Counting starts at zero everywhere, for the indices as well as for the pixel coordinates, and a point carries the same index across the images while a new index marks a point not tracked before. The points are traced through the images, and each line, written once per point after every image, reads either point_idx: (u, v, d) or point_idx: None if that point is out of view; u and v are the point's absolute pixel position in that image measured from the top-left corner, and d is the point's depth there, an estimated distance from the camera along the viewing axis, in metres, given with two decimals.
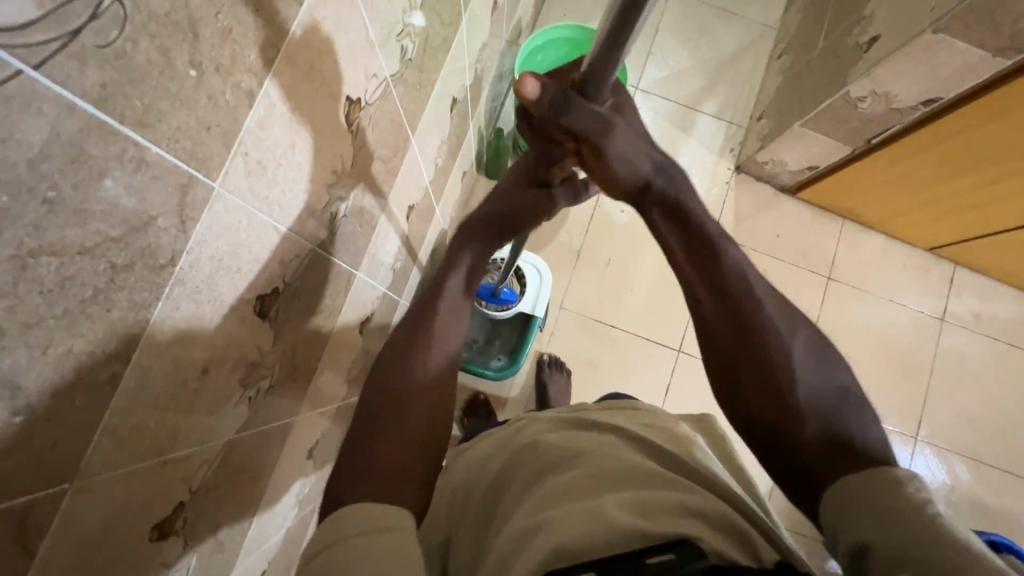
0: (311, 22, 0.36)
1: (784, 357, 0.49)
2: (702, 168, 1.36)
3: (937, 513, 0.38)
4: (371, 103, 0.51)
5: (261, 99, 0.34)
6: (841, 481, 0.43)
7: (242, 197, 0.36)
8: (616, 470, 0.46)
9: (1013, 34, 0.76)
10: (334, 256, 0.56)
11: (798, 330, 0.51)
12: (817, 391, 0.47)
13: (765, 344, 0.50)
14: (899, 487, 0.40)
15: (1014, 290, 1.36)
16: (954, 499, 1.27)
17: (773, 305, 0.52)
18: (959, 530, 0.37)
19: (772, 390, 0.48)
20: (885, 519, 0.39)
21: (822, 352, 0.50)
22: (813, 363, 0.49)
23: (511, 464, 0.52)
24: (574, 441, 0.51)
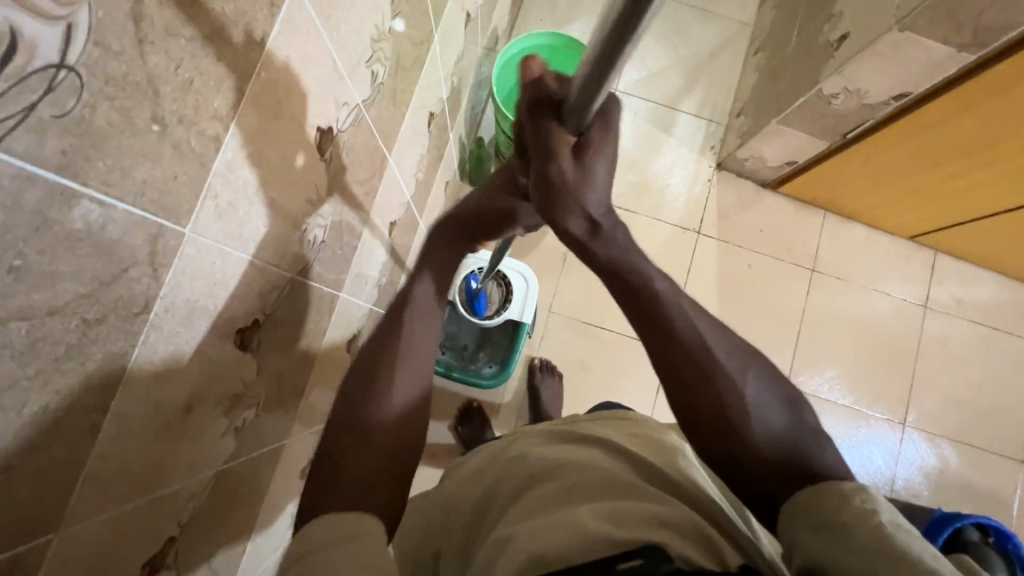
0: (275, 63, 0.37)
1: (738, 399, 0.46)
2: (684, 167, 1.38)
3: (881, 523, 0.37)
4: (344, 130, 0.52)
5: (228, 142, 0.35)
6: (791, 502, 0.42)
7: (215, 239, 0.36)
8: (595, 481, 0.47)
9: (976, 31, 0.78)
10: (315, 281, 0.57)
11: (749, 368, 0.48)
12: (776, 428, 0.45)
13: (715, 384, 0.47)
14: (845, 501, 0.39)
15: (994, 274, 1.38)
16: (943, 482, 1.29)
17: (723, 346, 0.49)
18: (906, 541, 0.36)
19: (726, 427, 0.46)
20: (834, 532, 0.38)
21: (773, 386, 0.48)
22: (766, 401, 0.47)
23: (497, 478, 0.53)
24: (555, 454, 0.52)
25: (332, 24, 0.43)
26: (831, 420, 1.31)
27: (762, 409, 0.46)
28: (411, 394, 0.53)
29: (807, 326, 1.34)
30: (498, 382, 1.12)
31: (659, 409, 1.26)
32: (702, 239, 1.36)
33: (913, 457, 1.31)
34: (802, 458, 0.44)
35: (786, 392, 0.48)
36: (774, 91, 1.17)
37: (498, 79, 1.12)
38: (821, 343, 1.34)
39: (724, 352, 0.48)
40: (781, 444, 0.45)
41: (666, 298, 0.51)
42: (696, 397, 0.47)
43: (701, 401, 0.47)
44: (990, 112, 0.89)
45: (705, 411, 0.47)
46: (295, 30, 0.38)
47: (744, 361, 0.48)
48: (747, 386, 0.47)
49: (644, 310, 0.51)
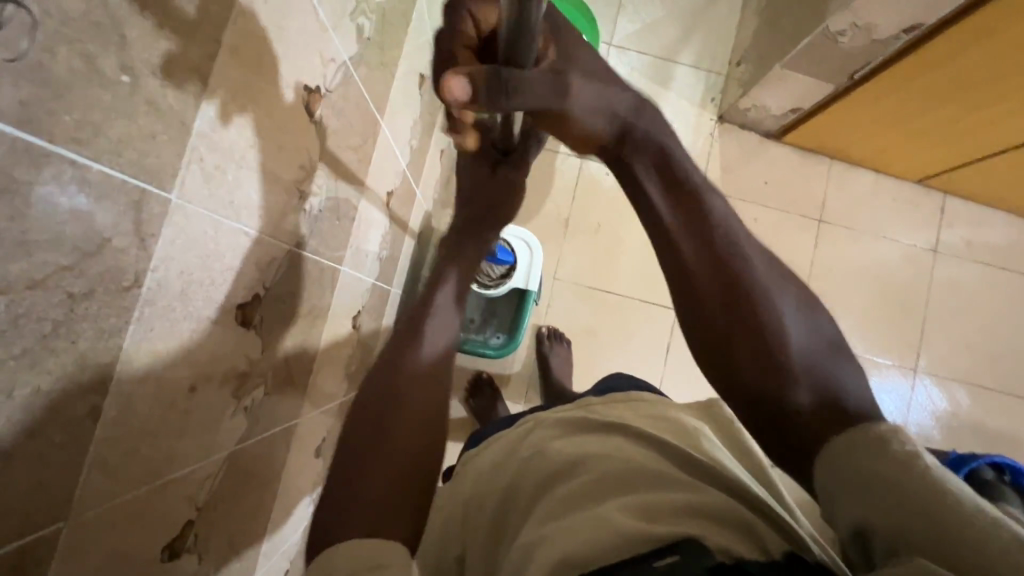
0: (250, 8, 0.34)
1: (774, 318, 0.41)
2: (684, 122, 1.33)
3: (926, 466, 0.33)
4: (332, 90, 0.49)
5: (208, 98, 0.32)
6: (831, 446, 0.37)
7: (203, 206, 0.34)
8: (621, 472, 0.46)
9: None
10: (314, 254, 0.55)
11: (786, 286, 0.43)
12: (809, 345, 0.40)
13: (753, 304, 0.41)
14: (884, 443, 0.35)
15: (1004, 214, 1.35)
16: (955, 425, 1.30)
17: (758, 255, 0.44)
18: (954, 486, 0.32)
19: (763, 353, 0.40)
20: (882, 487, 0.34)
21: (808, 306, 0.43)
22: (805, 320, 0.42)
23: (515, 477, 0.50)
24: (576, 446, 0.50)
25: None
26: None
27: (798, 327, 0.41)
28: (433, 350, 0.55)
29: (815, 279, 1.33)
30: (507, 350, 1.11)
31: (668, 370, 1.25)
32: None
33: (925, 402, 1.31)
34: (834, 385, 0.39)
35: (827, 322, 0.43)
36: (776, 34, 1.12)
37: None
38: (830, 294, 1.33)
39: (760, 265, 0.43)
40: (813, 367, 0.40)
41: (705, 195, 0.45)
42: (733, 321, 0.42)
43: (742, 327, 0.41)
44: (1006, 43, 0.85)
45: (741, 349, 0.41)
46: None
47: (784, 278, 0.43)
48: (785, 307, 0.42)
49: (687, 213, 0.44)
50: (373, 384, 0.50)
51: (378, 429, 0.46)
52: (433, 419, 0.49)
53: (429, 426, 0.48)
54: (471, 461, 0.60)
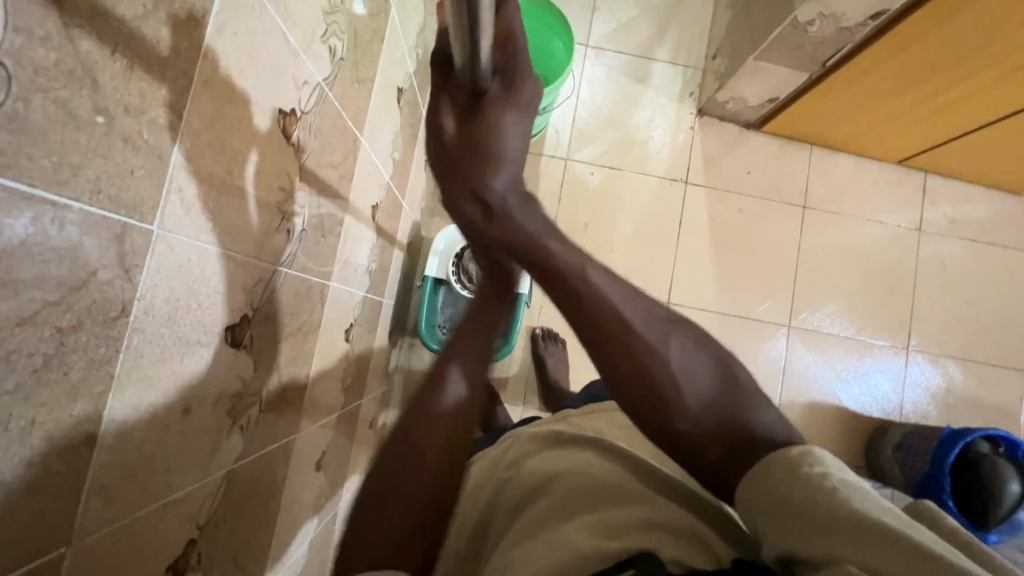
0: (220, 42, 0.35)
1: (664, 372, 0.42)
2: (665, 117, 1.35)
3: (834, 488, 0.35)
4: (308, 112, 0.50)
5: (183, 131, 0.33)
6: (747, 481, 0.39)
7: (185, 234, 0.35)
8: (583, 489, 0.49)
9: None
10: (301, 271, 0.56)
11: (671, 337, 0.43)
12: (701, 394, 0.41)
13: (641, 364, 0.42)
14: (794, 469, 0.37)
15: (986, 189, 1.37)
16: (950, 400, 1.32)
17: (640, 315, 0.43)
18: (862, 504, 0.33)
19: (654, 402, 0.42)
20: (789, 511, 0.36)
21: (698, 349, 0.43)
22: (694, 365, 0.42)
23: (496, 496, 0.55)
24: (547, 465, 0.54)
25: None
26: (837, 353, 1.33)
27: (688, 377, 0.42)
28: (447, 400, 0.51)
29: (803, 265, 1.34)
30: (507, 351, 1.11)
31: None
32: (691, 189, 1.34)
33: (919, 380, 1.32)
34: (734, 428, 0.41)
35: (714, 352, 0.43)
36: (748, 27, 1.14)
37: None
38: (819, 278, 1.34)
39: (641, 321, 0.43)
40: (712, 411, 0.41)
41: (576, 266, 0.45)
42: (622, 385, 0.43)
43: (633, 381, 0.42)
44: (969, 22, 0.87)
45: (636, 396, 0.42)
46: (236, 7, 0.36)
47: (665, 323, 0.43)
48: (670, 359, 0.42)
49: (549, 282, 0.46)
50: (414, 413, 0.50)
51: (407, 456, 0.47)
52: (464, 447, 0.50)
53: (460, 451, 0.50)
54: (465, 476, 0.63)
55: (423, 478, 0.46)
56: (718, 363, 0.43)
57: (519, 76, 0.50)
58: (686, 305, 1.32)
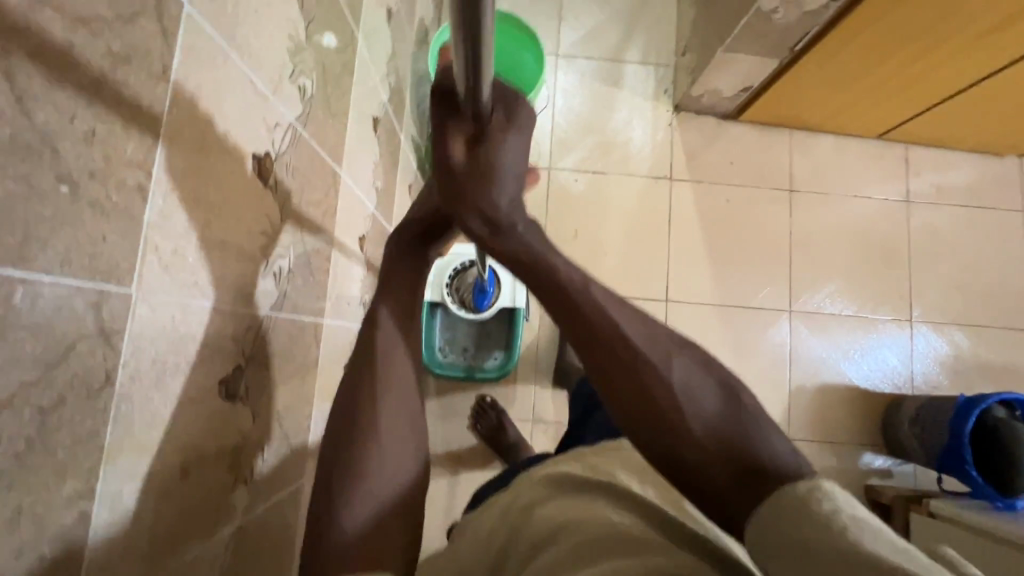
0: (184, 95, 0.35)
1: (666, 391, 0.46)
2: (642, 117, 1.36)
3: (843, 530, 0.35)
4: (284, 153, 0.50)
5: (154, 189, 0.33)
6: (760, 516, 0.40)
7: (167, 293, 0.34)
8: (602, 532, 0.47)
9: None
10: (293, 313, 0.55)
11: (679, 360, 0.47)
12: (710, 416, 0.45)
13: (640, 368, 0.47)
14: (803, 507, 0.38)
15: (967, 154, 1.38)
16: (960, 366, 1.31)
17: (647, 335, 0.48)
18: (869, 546, 0.33)
19: (643, 400, 0.46)
20: (795, 554, 0.36)
21: (709, 377, 0.46)
22: (699, 382, 0.46)
23: (506, 542, 0.53)
24: (562, 511, 0.52)
25: (243, 42, 0.41)
26: (842, 331, 1.32)
27: (692, 396, 0.45)
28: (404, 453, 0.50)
29: (796, 248, 1.34)
30: (512, 364, 1.12)
31: None
32: (676, 185, 1.34)
33: (926, 351, 1.32)
34: (737, 446, 0.43)
35: (720, 377, 0.47)
36: (714, 19, 1.15)
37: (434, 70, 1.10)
38: (814, 260, 1.34)
39: (646, 340, 0.48)
40: (715, 430, 0.44)
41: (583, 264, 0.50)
42: (622, 387, 0.47)
43: (622, 379, 0.47)
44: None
45: (628, 397, 0.47)
46: (200, 59, 0.36)
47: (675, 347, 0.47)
48: (676, 378, 0.46)
49: (572, 306, 0.49)
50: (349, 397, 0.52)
51: (347, 448, 0.49)
52: (406, 449, 0.51)
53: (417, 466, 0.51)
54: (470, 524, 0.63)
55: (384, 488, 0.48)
56: (725, 388, 0.46)
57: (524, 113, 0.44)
58: (685, 301, 1.31)
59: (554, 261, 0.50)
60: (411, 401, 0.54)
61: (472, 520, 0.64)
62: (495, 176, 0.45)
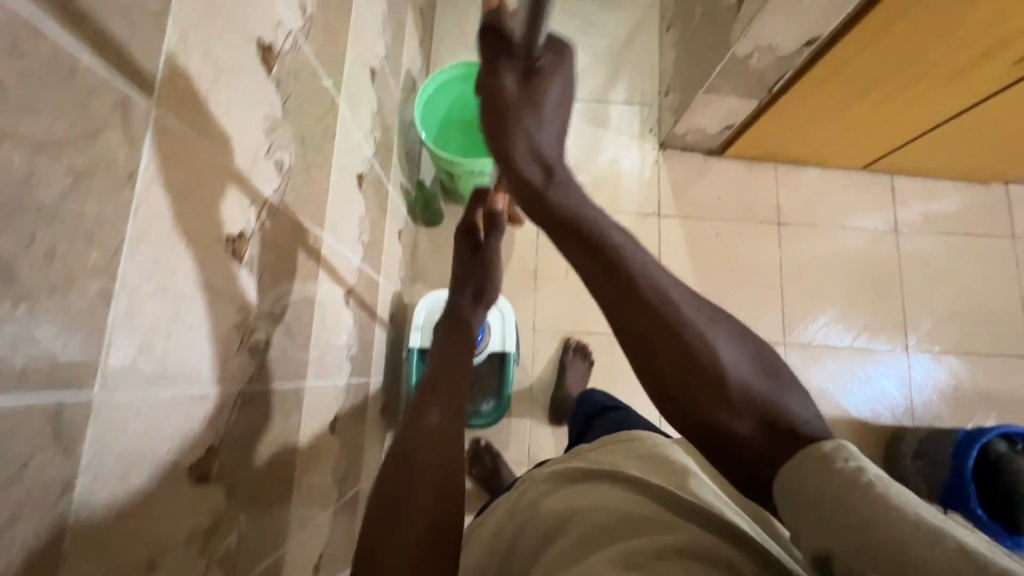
0: (151, 192, 0.36)
1: (707, 352, 0.44)
2: (629, 155, 1.38)
3: (870, 482, 0.36)
4: (260, 228, 0.51)
5: (120, 291, 0.33)
6: (782, 478, 0.40)
7: (132, 387, 0.35)
8: (608, 522, 0.51)
9: None
10: (274, 382, 0.56)
11: (718, 325, 0.46)
12: (745, 382, 0.43)
13: (675, 327, 0.45)
14: (830, 464, 0.38)
15: (952, 182, 1.39)
16: (961, 396, 1.29)
17: (687, 299, 0.47)
18: (897, 501, 0.35)
19: (678, 354, 0.44)
20: (823, 506, 0.37)
21: (746, 341, 0.45)
22: (740, 351, 0.45)
23: (518, 534, 0.58)
24: (565, 503, 0.56)
25: (214, 129, 0.43)
26: (844, 360, 1.31)
27: (734, 363, 0.44)
28: (443, 442, 0.59)
29: (788, 280, 1.34)
30: (506, 387, 1.11)
31: None
32: (665, 221, 1.36)
33: (925, 378, 1.31)
34: (776, 411, 0.42)
35: (755, 345, 0.46)
36: (694, 62, 1.18)
37: (421, 122, 1.12)
38: (807, 292, 1.34)
39: (688, 305, 0.46)
40: (753, 395, 0.43)
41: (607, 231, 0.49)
42: (651, 339, 0.45)
43: (658, 328, 0.45)
44: (899, 34, 0.89)
45: (661, 350, 0.45)
46: (169, 157, 0.37)
47: (717, 314, 0.46)
48: (717, 344, 0.44)
49: (605, 267, 0.48)
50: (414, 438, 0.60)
51: (405, 464, 0.56)
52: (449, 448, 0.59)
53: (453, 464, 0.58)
54: (478, 529, 0.66)
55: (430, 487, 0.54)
56: (758, 355, 0.45)
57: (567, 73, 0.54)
58: None
59: (595, 219, 0.50)
60: (453, 425, 0.63)
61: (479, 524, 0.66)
62: (542, 111, 0.52)
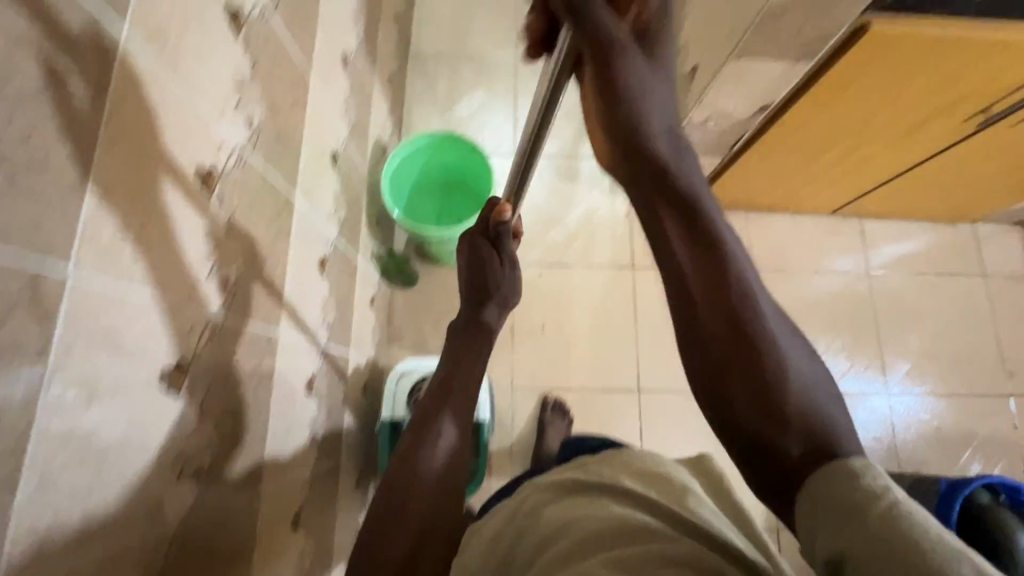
0: (65, 371, 0.40)
1: (775, 355, 0.49)
2: (600, 208, 1.40)
3: (893, 502, 0.37)
4: (193, 358, 0.56)
5: (29, 471, 0.37)
6: (807, 490, 0.43)
7: (41, 551, 0.39)
8: (608, 529, 0.52)
9: (802, 46, 0.79)
10: (213, 497, 0.60)
11: (796, 341, 0.51)
12: (809, 396, 0.48)
13: (752, 332, 0.50)
14: (853, 478, 0.40)
15: (919, 224, 1.42)
16: (943, 439, 1.29)
17: (770, 309, 0.52)
18: (913, 517, 0.36)
19: (750, 355, 0.49)
20: (847, 515, 0.39)
21: (814, 359, 0.51)
22: (808, 373, 0.50)
23: (516, 539, 0.58)
24: (565, 511, 0.57)
25: (93, 301, 0.43)
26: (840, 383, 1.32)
27: (798, 368, 0.50)
28: (440, 457, 0.68)
29: None
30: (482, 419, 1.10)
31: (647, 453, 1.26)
32: (638, 273, 1.37)
33: (908, 409, 1.31)
34: (819, 430, 0.46)
35: (825, 372, 0.51)
36: None
37: (389, 197, 1.15)
38: None
39: (772, 320, 0.51)
40: (810, 408, 0.47)
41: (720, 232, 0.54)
42: (722, 334, 0.51)
43: (740, 324, 0.51)
44: (833, 114, 0.93)
45: (741, 350, 0.50)
46: (85, 329, 0.42)
47: (794, 336, 0.51)
48: (786, 358, 0.50)
49: (703, 261, 0.53)
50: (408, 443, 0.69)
51: (414, 472, 0.66)
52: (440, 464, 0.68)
53: (449, 477, 0.68)
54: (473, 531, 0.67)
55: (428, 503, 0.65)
56: (826, 381, 0.50)
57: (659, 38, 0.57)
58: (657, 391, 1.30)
59: (710, 218, 0.54)
60: (450, 438, 0.70)
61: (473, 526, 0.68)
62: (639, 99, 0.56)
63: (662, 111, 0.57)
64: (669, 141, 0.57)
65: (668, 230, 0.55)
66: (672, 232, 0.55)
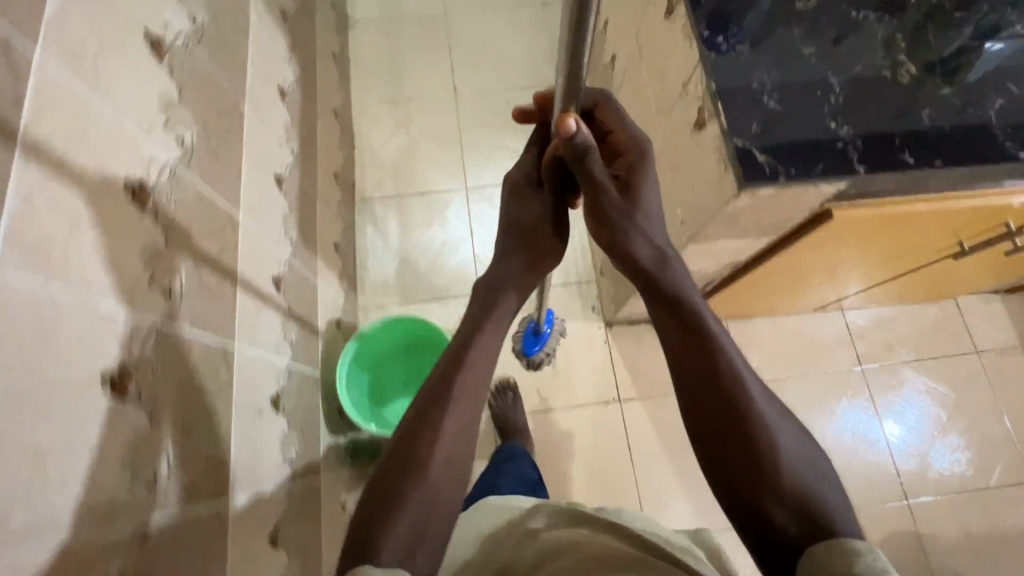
0: None
1: (766, 424, 0.51)
2: (577, 339, 1.34)
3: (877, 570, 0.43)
4: None
5: None
6: (808, 561, 0.46)
7: None
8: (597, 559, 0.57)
9: (760, 229, 0.74)
10: None
11: (787, 420, 0.53)
12: (800, 469, 0.50)
13: (743, 400, 0.52)
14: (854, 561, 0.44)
15: (905, 306, 1.39)
16: (973, 541, 1.22)
17: (760, 388, 0.54)
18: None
19: (737, 415, 0.52)
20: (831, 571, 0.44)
21: (806, 437, 0.52)
22: (805, 454, 0.51)
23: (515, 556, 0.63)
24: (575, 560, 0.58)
25: None
26: (858, 409, 1.33)
27: (790, 445, 0.51)
28: (451, 444, 0.53)
29: None
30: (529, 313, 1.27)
31: None
32: (627, 405, 1.29)
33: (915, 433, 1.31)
34: (815, 506, 0.48)
35: (818, 448, 0.53)
36: None
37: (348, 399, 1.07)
38: None
39: (764, 400, 0.53)
40: (801, 475, 0.50)
41: (704, 314, 0.57)
42: (708, 396, 0.53)
43: (727, 396, 0.53)
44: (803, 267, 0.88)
45: (724, 408, 0.52)
46: None
47: (783, 409, 0.54)
48: (783, 439, 0.51)
49: (691, 336, 0.56)
50: (404, 421, 0.54)
51: (410, 467, 0.51)
52: (459, 456, 0.53)
53: (459, 454, 0.53)
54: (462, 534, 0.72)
55: (440, 486, 0.51)
56: (819, 455, 0.52)
57: (642, 172, 0.68)
58: None
59: (694, 302, 0.58)
60: (478, 404, 0.56)
61: (478, 523, 0.73)
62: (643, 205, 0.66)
63: (653, 216, 0.66)
64: (648, 241, 0.63)
65: (656, 315, 0.59)
66: (660, 315, 0.59)
